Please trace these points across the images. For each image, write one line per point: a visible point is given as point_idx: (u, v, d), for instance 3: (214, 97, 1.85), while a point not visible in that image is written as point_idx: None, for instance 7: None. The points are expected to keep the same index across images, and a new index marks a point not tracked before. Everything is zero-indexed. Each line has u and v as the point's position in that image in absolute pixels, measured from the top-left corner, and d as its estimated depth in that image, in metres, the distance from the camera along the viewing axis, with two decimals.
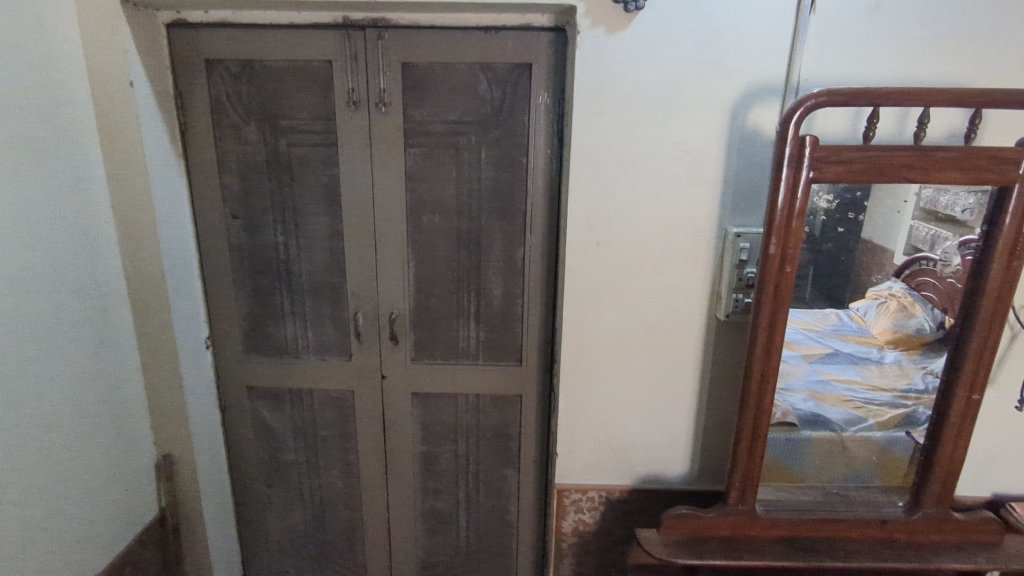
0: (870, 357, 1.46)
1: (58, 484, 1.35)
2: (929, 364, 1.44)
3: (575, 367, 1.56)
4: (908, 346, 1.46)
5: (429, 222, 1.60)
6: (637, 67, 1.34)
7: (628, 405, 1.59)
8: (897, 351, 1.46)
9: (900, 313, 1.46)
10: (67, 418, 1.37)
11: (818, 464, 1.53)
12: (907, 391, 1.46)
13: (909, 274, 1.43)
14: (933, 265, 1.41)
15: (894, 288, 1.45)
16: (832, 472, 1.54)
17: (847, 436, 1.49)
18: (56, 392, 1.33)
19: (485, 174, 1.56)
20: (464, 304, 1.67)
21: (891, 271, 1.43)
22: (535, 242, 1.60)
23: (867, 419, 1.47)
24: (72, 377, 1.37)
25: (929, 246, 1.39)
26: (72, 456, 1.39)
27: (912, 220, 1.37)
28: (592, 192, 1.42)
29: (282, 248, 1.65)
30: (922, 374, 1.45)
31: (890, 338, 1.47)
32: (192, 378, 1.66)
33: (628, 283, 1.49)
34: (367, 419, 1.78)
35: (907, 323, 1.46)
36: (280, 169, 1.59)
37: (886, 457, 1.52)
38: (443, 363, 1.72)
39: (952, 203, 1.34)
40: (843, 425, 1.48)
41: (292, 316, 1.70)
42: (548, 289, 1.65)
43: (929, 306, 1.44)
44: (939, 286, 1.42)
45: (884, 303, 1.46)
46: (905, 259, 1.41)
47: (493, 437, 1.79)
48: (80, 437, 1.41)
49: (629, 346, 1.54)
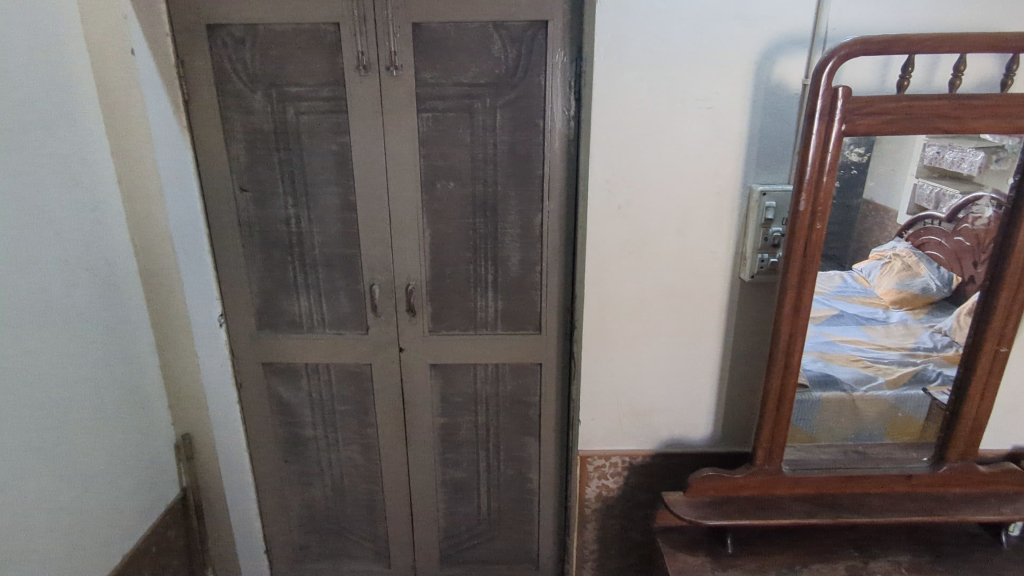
0: (876, 318, 1.43)
1: (79, 466, 1.33)
2: (936, 322, 1.42)
3: (597, 333, 1.54)
4: (913, 305, 1.43)
5: (443, 189, 1.57)
6: (659, 21, 1.30)
7: (651, 370, 1.58)
8: (902, 310, 1.43)
9: (905, 272, 1.42)
10: (84, 400, 1.34)
11: (829, 425, 1.51)
12: (916, 349, 1.44)
13: (914, 234, 1.39)
14: (939, 224, 1.37)
15: (897, 248, 1.40)
16: (847, 431, 1.52)
17: (857, 395, 1.47)
18: (71, 374, 1.30)
19: (501, 138, 1.52)
20: (481, 273, 1.64)
21: (895, 231, 1.38)
22: (553, 207, 1.57)
23: (877, 378, 1.46)
24: (87, 357, 1.35)
25: (934, 204, 1.35)
26: (91, 438, 1.36)
27: (916, 177, 1.32)
28: (614, 153, 1.39)
29: (292, 221, 1.60)
30: (930, 332, 1.43)
31: (895, 298, 1.44)
32: (207, 356, 1.63)
33: (651, 247, 1.46)
34: (385, 392, 1.76)
35: (912, 283, 1.43)
36: (288, 139, 1.54)
37: (896, 416, 1.50)
38: (461, 333, 1.69)
39: (958, 159, 1.30)
40: (853, 385, 1.46)
41: (306, 290, 1.67)
42: (568, 256, 1.62)
43: (935, 265, 1.41)
44: (946, 245, 1.39)
45: (889, 263, 1.41)
46: (909, 218, 1.37)
47: (512, 407, 1.78)
48: (99, 417, 1.39)
49: (653, 311, 1.52)
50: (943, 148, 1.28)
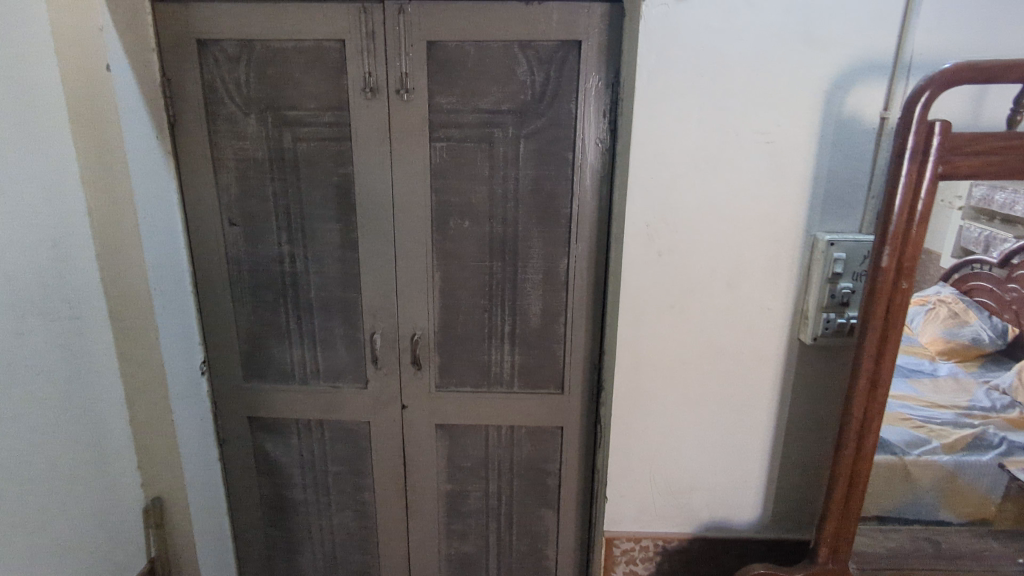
0: (922, 370, 1.21)
1: (24, 548, 1.12)
2: (991, 378, 1.23)
3: (629, 398, 1.33)
4: (964, 357, 1.23)
5: (457, 228, 1.38)
6: (714, 41, 1.11)
7: (691, 442, 1.36)
8: (951, 363, 1.22)
9: (952, 321, 1.22)
10: (34, 467, 1.14)
11: (877, 491, 1.26)
12: (971, 409, 1.23)
13: (959, 279, 1.18)
14: (987, 269, 1.18)
15: (942, 293, 1.19)
16: (895, 498, 1.28)
17: (910, 460, 1.24)
18: (20, 438, 1.11)
19: (524, 172, 1.34)
20: (497, 323, 1.45)
21: (941, 275, 1.16)
22: (581, 250, 1.37)
23: (931, 441, 1.24)
24: (41, 416, 1.15)
25: (984, 248, 1.15)
26: (40, 512, 1.16)
27: (962, 220, 1.12)
28: (657, 193, 1.19)
29: (287, 259, 1.42)
30: (986, 389, 1.23)
31: (942, 349, 1.22)
32: (184, 409, 1.44)
33: (696, 301, 1.26)
34: (385, 453, 1.56)
35: (960, 332, 1.23)
36: (285, 169, 1.36)
37: (953, 486, 1.27)
38: (472, 390, 1.49)
39: (1010, 202, 1.12)
40: (905, 448, 1.24)
41: (299, 337, 1.48)
42: (597, 306, 1.42)
43: (986, 314, 1.22)
44: (995, 293, 1.20)
45: (933, 309, 1.19)
46: (955, 263, 1.15)
47: (529, 473, 1.57)
48: (53, 485, 1.19)
49: (695, 374, 1.31)
50: (995, 189, 1.10)
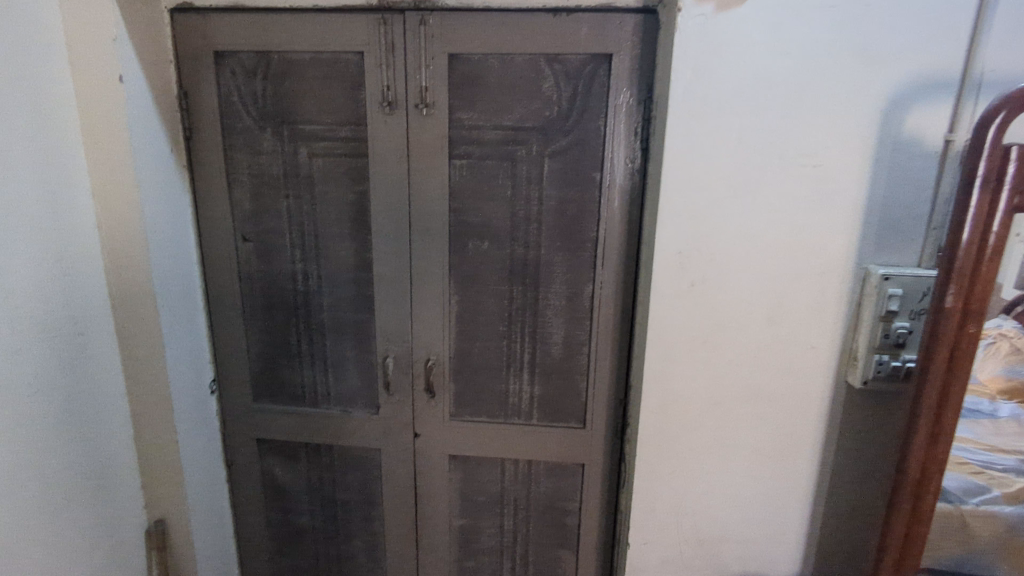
0: (979, 411, 1.04)
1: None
2: None
3: (656, 438, 1.23)
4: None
5: (476, 250, 1.31)
6: (757, 55, 1.02)
7: (724, 489, 1.24)
8: (1012, 403, 1.04)
9: (1014, 355, 1.03)
10: (35, 491, 1.09)
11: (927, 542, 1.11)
12: None
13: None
14: None
15: (1003, 325, 1.00)
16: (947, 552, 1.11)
17: (966, 511, 1.09)
18: (20, 460, 1.06)
19: (548, 192, 1.26)
20: (515, 351, 1.36)
21: (1001, 307, 0.99)
22: (607, 277, 1.28)
23: (991, 490, 1.09)
24: (44, 437, 1.11)
25: None
26: (40, 539, 1.11)
27: None
28: (690, 218, 1.10)
29: (300, 278, 1.37)
30: None
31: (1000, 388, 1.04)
32: (191, 429, 1.39)
33: (731, 337, 1.15)
34: (396, 483, 1.48)
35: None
36: (300, 184, 1.32)
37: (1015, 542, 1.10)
38: (488, 421, 1.41)
39: None
40: (962, 496, 1.08)
41: (311, 358, 1.42)
42: (623, 337, 1.32)
43: None
44: None
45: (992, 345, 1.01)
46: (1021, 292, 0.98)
47: (547, 512, 1.47)
48: (56, 509, 1.14)
49: (729, 416, 1.20)
50: None
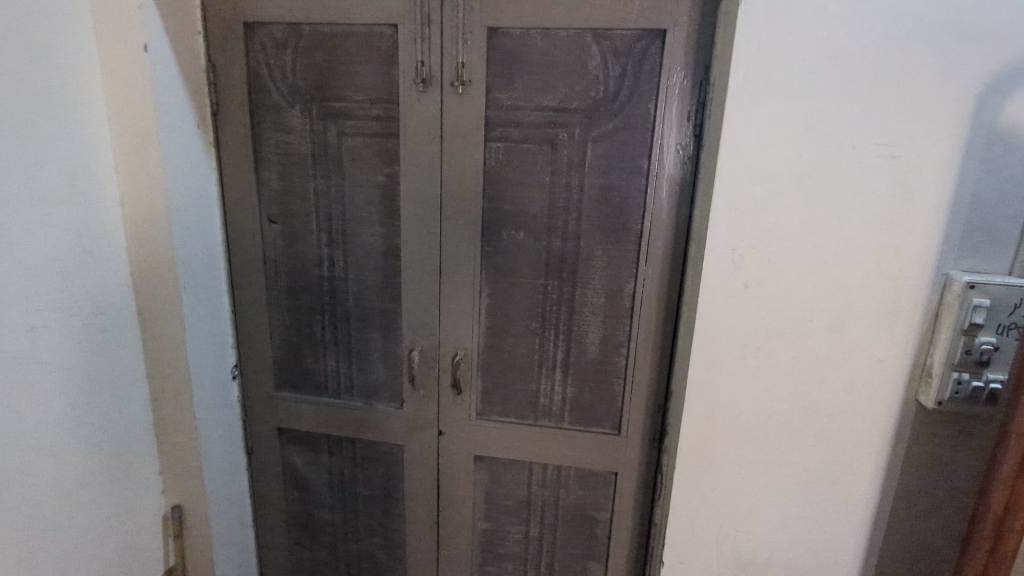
0: None
1: (35, 562, 1.04)
2: None
3: (698, 451, 1.13)
4: None
5: (511, 240, 1.22)
6: (833, 30, 0.90)
7: (771, 510, 1.14)
8: None
9: None
10: (50, 475, 1.06)
11: None
12: None
13: None
14: None
15: None
16: None
17: None
18: (36, 444, 1.03)
19: (590, 180, 1.16)
20: (548, 349, 1.28)
21: None
22: (651, 274, 1.18)
23: None
24: (61, 420, 1.07)
25: None
26: (54, 525, 1.08)
27: None
28: (748, 213, 0.99)
29: (326, 263, 1.31)
30: None
31: None
32: (211, 416, 1.35)
33: (788, 345, 1.05)
34: (418, 482, 1.42)
35: None
36: (329, 165, 1.25)
37: None
38: (517, 422, 1.33)
39: None
40: None
41: (335, 347, 1.37)
42: (666, 339, 1.22)
43: None
44: None
45: None
46: None
47: (575, 520, 1.39)
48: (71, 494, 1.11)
49: (781, 430, 1.09)
50: None
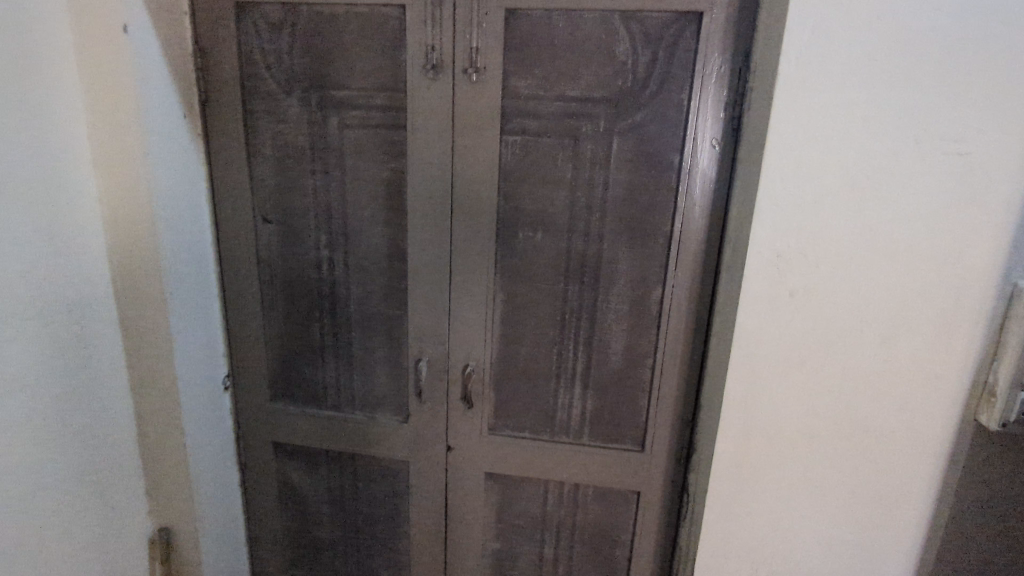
0: None
1: None
2: None
3: (733, 472, 1.04)
4: None
5: (528, 242, 1.13)
6: (897, 12, 0.81)
7: (811, 536, 1.05)
8: None
9: None
10: (23, 505, 0.95)
11: None
12: None
13: None
14: None
15: None
16: None
17: None
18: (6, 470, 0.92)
19: (615, 177, 1.07)
20: (567, 360, 1.19)
21: None
22: (681, 279, 1.09)
23: None
24: (35, 442, 0.97)
25: None
26: (28, 558, 0.97)
27: None
28: (797, 214, 0.90)
29: (325, 266, 1.21)
30: None
31: None
32: (201, 432, 1.25)
33: (835, 358, 0.96)
34: (424, 500, 1.32)
35: None
36: (329, 160, 1.15)
37: None
38: (532, 437, 1.24)
39: None
40: None
41: (335, 357, 1.26)
42: (696, 350, 1.13)
43: None
44: None
45: None
46: None
47: (593, 541, 1.30)
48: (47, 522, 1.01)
49: (824, 451, 1.00)
50: None
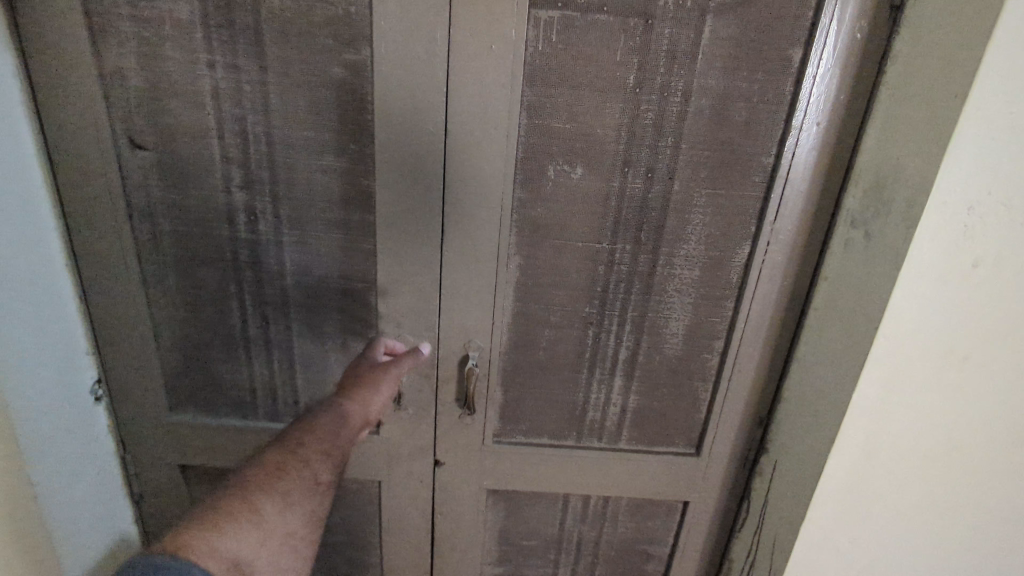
0: None
1: None
2: None
3: (844, 493, 0.78)
4: None
5: (561, 182, 0.75)
6: None
7: (927, 565, 0.82)
8: None
9: None
10: None
11: None
12: None
13: None
14: None
15: None
16: None
17: None
18: None
19: (703, 81, 0.70)
20: (606, 346, 0.85)
21: None
22: (781, 232, 0.77)
23: None
24: None
25: None
26: None
27: None
28: (1013, 146, 0.59)
29: (243, 218, 0.78)
30: None
31: None
32: (60, 473, 0.81)
33: (1016, 351, 0.69)
34: (402, 528, 0.98)
35: None
36: (238, 44, 0.69)
37: None
38: (553, 444, 0.92)
39: None
40: None
41: (266, 350, 0.86)
42: (785, 329, 0.83)
43: None
44: None
45: None
46: None
47: (622, 558, 1.03)
48: None
49: (968, 466, 0.75)
50: None
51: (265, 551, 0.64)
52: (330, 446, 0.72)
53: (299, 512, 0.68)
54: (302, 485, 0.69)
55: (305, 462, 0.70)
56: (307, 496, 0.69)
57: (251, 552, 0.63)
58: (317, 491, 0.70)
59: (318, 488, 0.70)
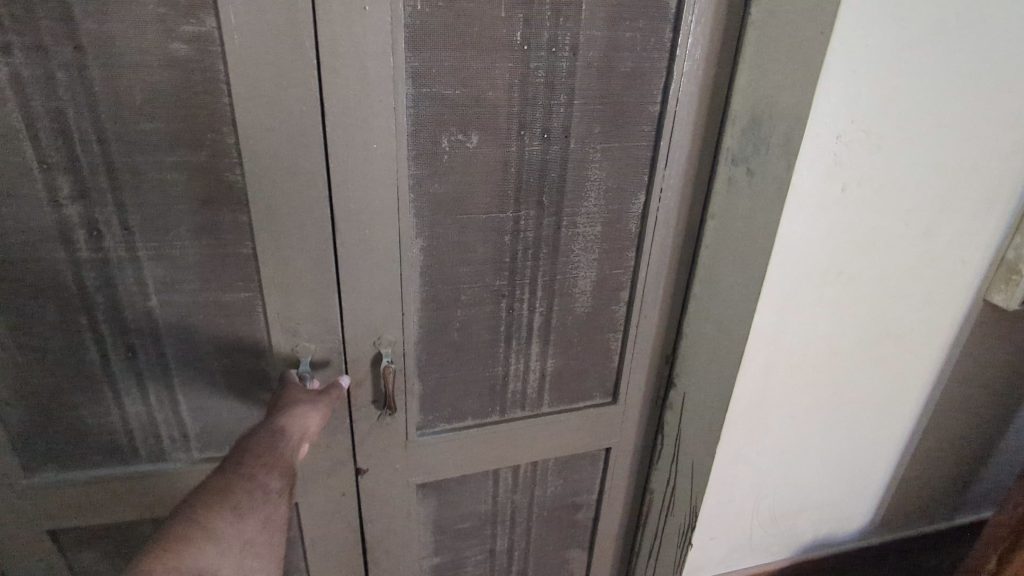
0: None
1: None
2: None
3: (750, 411, 0.86)
4: None
5: (457, 152, 0.70)
6: None
7: (816, 455, 0.94)
8: None
9: None
10: None
11: None
12: None
13: None
14: None
15: None
16: None
17: None
18: None
19: (588, 34, 0.69)
20: (520, 315, 0.83)
21: None
22: (671, 178, 0.80)
23: None
24: None
25: None
26: None
27: None
28: (869, 77, 0.66)
29: (82, 233, 0.63)
30: None
31: None
32: None
33: (877, 262, 0.78)
34: (329, 547, 0.90)
35: None
36: (39, 18, 0.54)
37: None
38: (478, 423, 0.89)
39: None
40: None
41: (138, 382, 0.72)
42: (681, 270, 0.87)
43: None
44: None
45: None
46: None
47: (556, 515, 1.04)
48: None
49: (844, 367, 0.86)
50: None
51: (229, 559, 0.55)
52: (278, 458, 0.65)
53: (255, 519, 0.59)
54: (253, 496, 0.61)
55: (250, 481, 0.61)
56: (261, 505, 0.61)
57: (215, 563, 0.53)
58: (270, 502, 0.62)
59: (270, 498, 0.62)
